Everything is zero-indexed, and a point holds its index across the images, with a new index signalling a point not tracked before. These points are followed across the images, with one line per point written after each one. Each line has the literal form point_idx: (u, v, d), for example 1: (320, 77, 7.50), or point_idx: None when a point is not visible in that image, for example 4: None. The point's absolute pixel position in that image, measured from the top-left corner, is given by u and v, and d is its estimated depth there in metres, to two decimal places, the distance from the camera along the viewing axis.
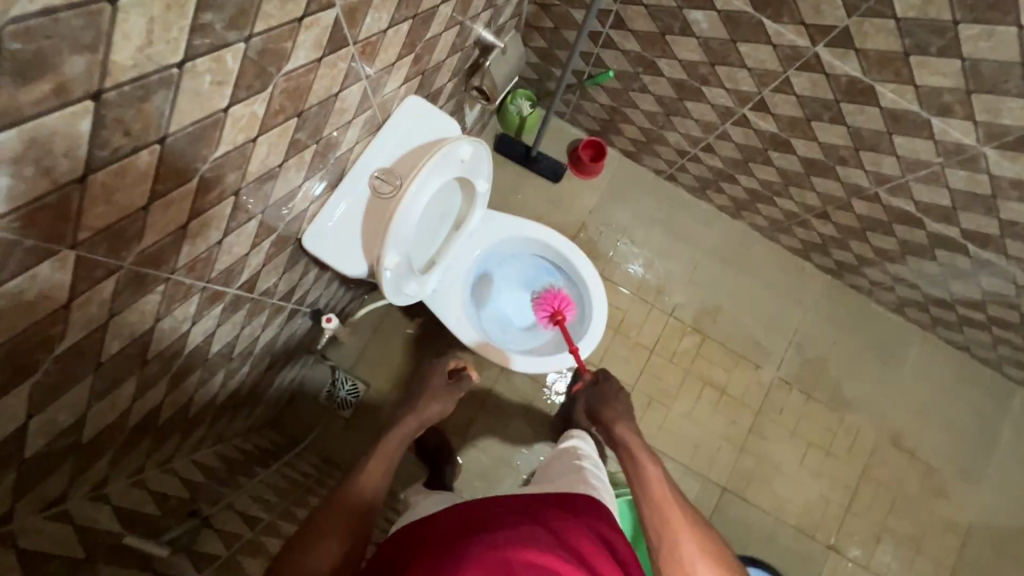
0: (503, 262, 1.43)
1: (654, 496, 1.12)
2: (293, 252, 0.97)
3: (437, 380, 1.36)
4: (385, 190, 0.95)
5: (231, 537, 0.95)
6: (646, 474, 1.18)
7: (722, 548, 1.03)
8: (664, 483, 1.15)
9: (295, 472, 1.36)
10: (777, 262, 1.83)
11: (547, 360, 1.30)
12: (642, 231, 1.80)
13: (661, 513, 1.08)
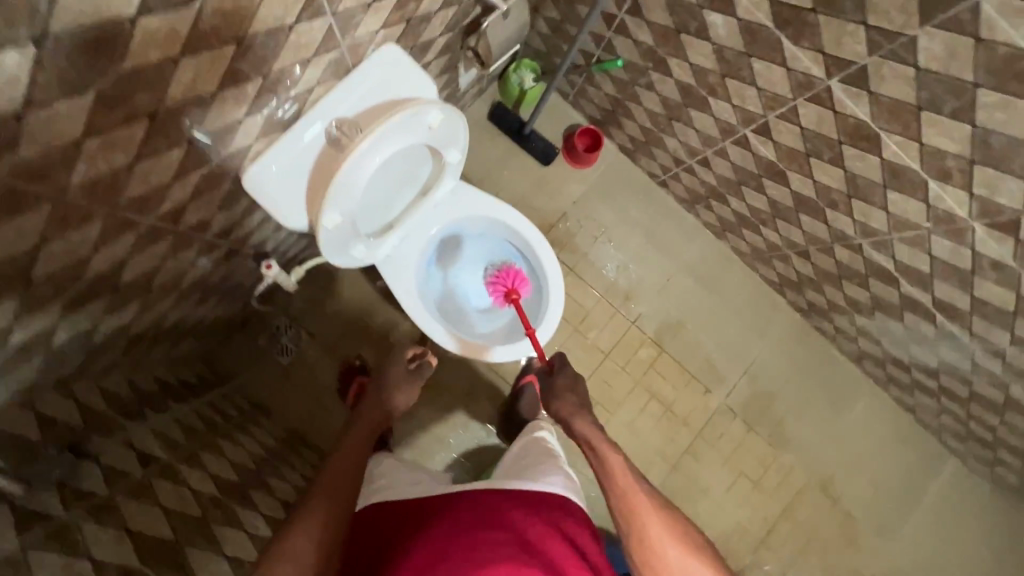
0: (468, 239, 1.37)
1: (618, 486, 1.09)
2: (230, 190, 0.91)
3: (399, 363, 1.34)
4: (345, 142, 0.89)
5: (116, 475, 0.94)
6: (609, 465, 1.14)
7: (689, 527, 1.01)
8: (627, 470, 1.12)
9: (217, 411, 1.33)
10: (751, 291, 1.79)
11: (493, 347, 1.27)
12: (622, 233, 1.75)
13: (626, 503, 1.05)
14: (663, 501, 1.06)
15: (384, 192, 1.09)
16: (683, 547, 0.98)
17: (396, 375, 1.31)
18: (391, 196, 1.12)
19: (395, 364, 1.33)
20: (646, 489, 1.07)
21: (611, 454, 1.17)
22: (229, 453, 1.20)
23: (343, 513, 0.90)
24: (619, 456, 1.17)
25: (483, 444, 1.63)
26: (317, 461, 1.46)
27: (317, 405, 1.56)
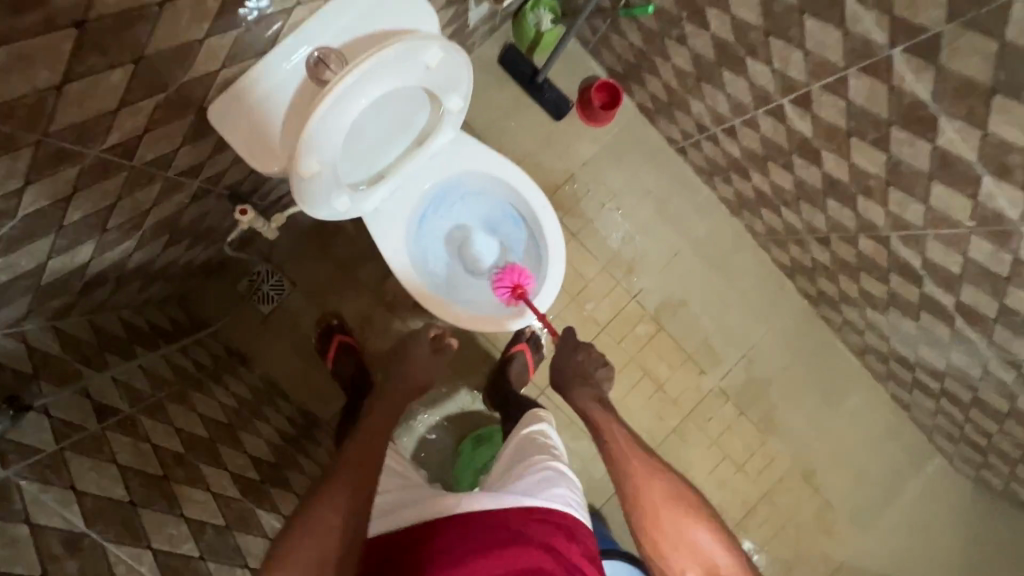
0: (465, 198, 1.28)
1: (621, 454, 1.18)
2: (195, 123, 0.80)
3: (421, 348, 1.33)
4: (327, 77, 0.79)
5: (68, 429, 0.83)
6: (612, 437, 1.24)
7: (685, 492, 1.10)
8: (628, 439, 1.22)
9: (191, 359, 1.26)
10: (760, 273, 1.71)
11: (484, 316, 1.19)
12: (632, 202, 1.63)
13: (630, 469, 1.14)
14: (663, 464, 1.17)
15: (374, 140, 0.99)
16: (684, 506, 1.08)
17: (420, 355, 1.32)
18: (382, 146, 1.02)
19: (418, 349, 1.33)
20: (647, 457, 1.17)
21: (613, 428, 1.26)
22: (198, 407, 1.12)
23: (375, 479, 0.90)
24: (620, 430, 1.25)
25: (467, 408, 1.60)
26: (298, 415, 1.43)
27: (299, 357, 1.50)
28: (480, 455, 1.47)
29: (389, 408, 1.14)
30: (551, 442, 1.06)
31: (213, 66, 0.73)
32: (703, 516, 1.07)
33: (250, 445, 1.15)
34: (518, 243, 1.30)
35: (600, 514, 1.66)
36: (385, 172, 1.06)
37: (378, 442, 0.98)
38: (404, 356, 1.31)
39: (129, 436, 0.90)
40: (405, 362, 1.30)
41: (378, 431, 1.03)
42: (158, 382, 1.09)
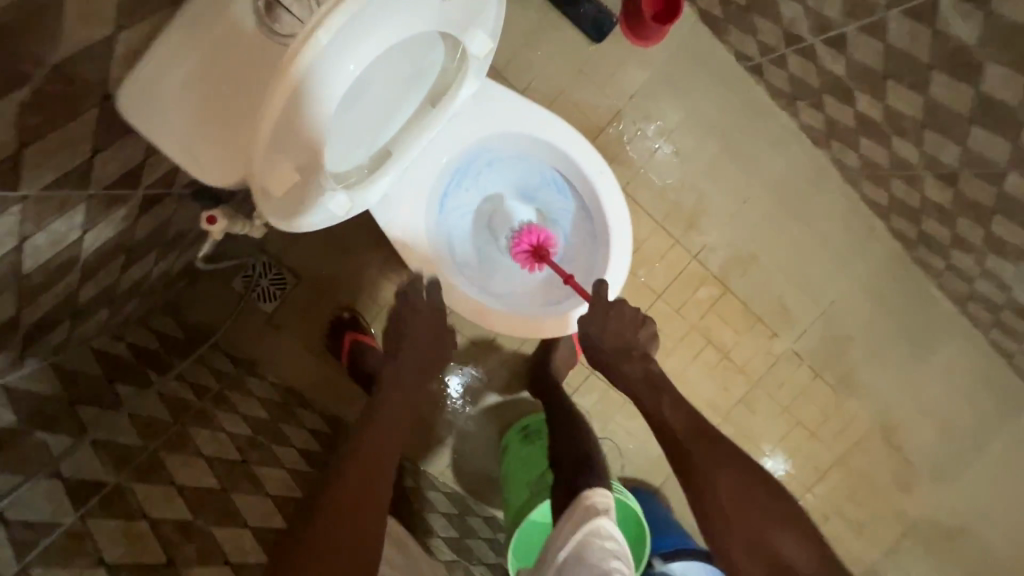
0: (494, 164, 1.01)
1: (682, 441, 0.92)
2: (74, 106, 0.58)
3: (423, 310, 0.97)
4: (285, 22, 0.65)
5: (32, 540, 0.72)
6: (666, 416, 0.96)
7: (753, 483, 0.86)
8: (688, 421, 0.95)
9: (189, 384, 1.08)
10: (846, 217, 1.42)
11: (527, 318, 0.97)
12: (691, 141, 1.33)
13: (698, 463, 0.89)
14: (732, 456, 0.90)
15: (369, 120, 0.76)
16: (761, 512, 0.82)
17: (418, 323, 0.99)
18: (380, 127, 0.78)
19: (420, 320, 0.98)
20: (713, 445, 0.91)
21: (669, 407, 0.98)
22: (203, 450, 0.93)
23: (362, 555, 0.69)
24: (677, 409, 0.97)
25: (506, 398, 1.42)
26: (325, 426, 1.25)
27: (315, 358, 1.31)
28: (526, 453, 1.27)
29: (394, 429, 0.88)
30: (607, 549, 0.80)
31: (106, 31, 0.56)
32: (787, 519, 0.83)
33: (268, 486, 0.95)
34: (567, 217, 1.03)
35: (659, 493, 1.53)
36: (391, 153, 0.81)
37: (369, 482, 0.77)
38: (406, 325, 0.99)
39: (116, 516, 0.78)
40: (408, 335, 0.99)
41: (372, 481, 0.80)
42: (150, 431, 0.93)
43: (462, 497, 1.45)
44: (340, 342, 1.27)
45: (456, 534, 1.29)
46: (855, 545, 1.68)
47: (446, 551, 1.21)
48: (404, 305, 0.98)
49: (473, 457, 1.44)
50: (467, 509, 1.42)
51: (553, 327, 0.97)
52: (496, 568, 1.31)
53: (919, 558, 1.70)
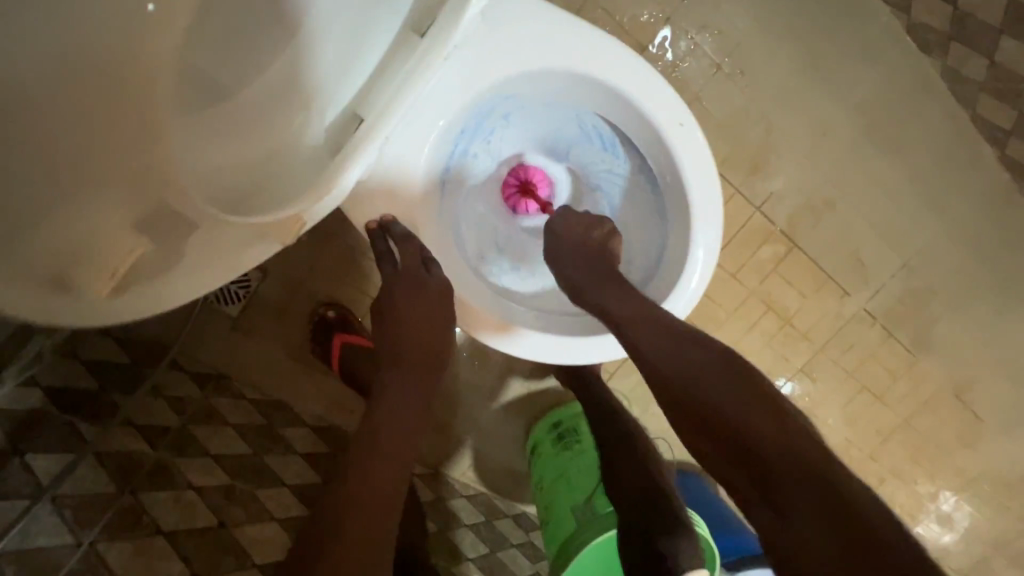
0: (513, 117, 0.79)
1: (664, 372, 0.63)
2: None
3: (409, 289, 0.69)
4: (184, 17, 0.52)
5: None
6: (645, 342, 0.66)
7: (723, 380, 0.59)
8: (672, 340, 0.65)
9: (139, 434, 0.83)
10: (957, 146, 1.10)
11: (578, 331, 0.76)
12: (762, 56, 1.03)
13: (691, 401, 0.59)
14: (739, 375, 0.59)
15: (264, 122, 0.60)
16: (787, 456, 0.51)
17: (407, 296, 0.69)
18: (288, 135, 0.61)
19: (409, 303, 0.69)
20: (709, 368, 0.61)
21: (631, 306, 0.70)
22: (163, 525, 0.73)
23: None
24: (658, 324, 0.67)
25: (532, 388, 1.21)
26: (321, 445, 1.07)
27: (296, 363, 1.13)
28: (563, 459, 1.06)
29: (390, 461, 0.61)
30: None
31: None
32: (759, 414, 0.55)
33: (255, 556, 0.78)
34: (617, 181, 0.82)
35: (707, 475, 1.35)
36: (386, 110, 0.55)
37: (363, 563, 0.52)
38: (390, 314, 0.71)
39: None
40: (393, 331, 0.70)
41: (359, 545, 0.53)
42: (87, 518, 0.68)
43: (488, 497, 1.27)
44: (327, 345, 1.05)
45: (487, 549, 1.12)
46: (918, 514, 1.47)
47: None
48: (387, 283, 0.70)
49: (498, 456, 1.25)
50: (495, 512, 1.25)
51: (587, 348, 0.75)
52: None
53: (990, 527, 1.48)
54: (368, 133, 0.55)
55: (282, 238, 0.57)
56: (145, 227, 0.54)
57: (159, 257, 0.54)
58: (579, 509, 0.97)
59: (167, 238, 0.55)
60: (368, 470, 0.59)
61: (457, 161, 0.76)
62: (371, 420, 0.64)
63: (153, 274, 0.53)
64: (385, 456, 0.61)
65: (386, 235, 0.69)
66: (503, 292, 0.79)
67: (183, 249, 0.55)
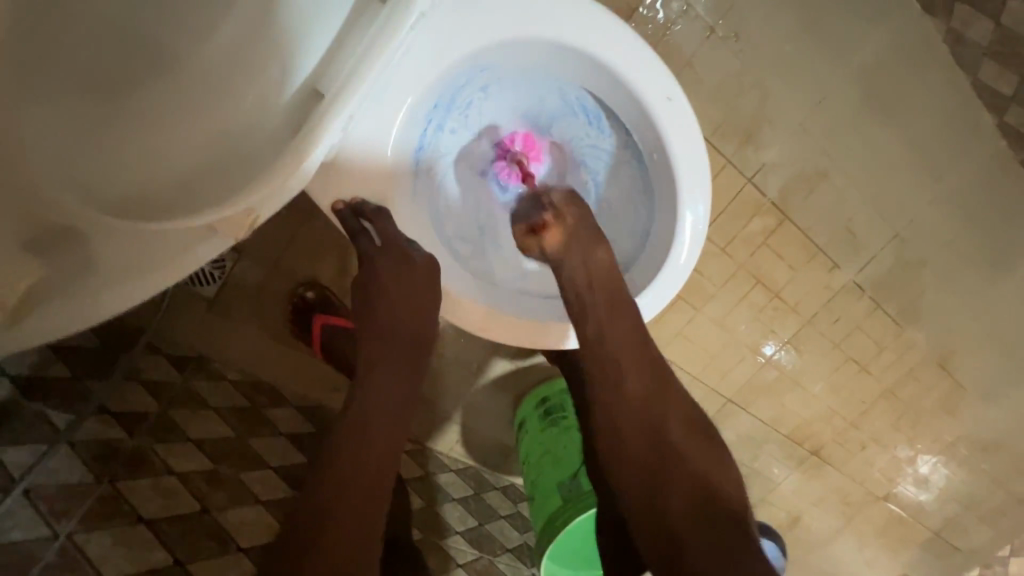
0: (489, 89, 0.74)
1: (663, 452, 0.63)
2: None
3: (395, 265, 0.66)
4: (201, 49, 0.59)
5: None
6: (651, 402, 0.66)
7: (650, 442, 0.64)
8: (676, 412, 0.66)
9: (113, 420, 0.81)
10: (956, 113, 1.06)
11: (562, 318, 0.75)
12: (760, 17, 0.97)
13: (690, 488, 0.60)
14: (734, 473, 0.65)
15: (192, 120, 0.58)
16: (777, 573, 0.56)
17: (390, 276, 0.66)
18: (223, 123, 0.58)
19: (394, 278, 0.66)
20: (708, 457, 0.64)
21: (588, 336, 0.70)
22: (144, 513, 0.72)
23: None
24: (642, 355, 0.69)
25: (518, 365, 1.19)
26: (305, 423, 1.08)
27: (278, 345, 1.11)
28: (546, 437, 1.07)
29: (386, 444, 0.59)
30: None
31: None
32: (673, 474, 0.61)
33: (241, 540, 0.78)
34: (602, 156, 0.79)
35: None
36: (350, 82, 0.50)
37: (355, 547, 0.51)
38: (376, 286, 0.66)
39: None
40: (379, 306, 0.66)
41: (350, 533, 0.52)
42: (64, 508, 0.66)
43: (476, 470, 1.28)
44: (306, 326, 1.03)
45: (475, 521, 1.13)
46: (898, 476, 1.50)
47: (468, 549, 1.06)
48: (369, 258, 0.66)
49: (487, 430, 1.26)
50: (484, 485, 1.26)
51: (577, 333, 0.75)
52: (519, 549, 1.18)
53: (964, 487, 1.52)
54: (331, 110, 0.49)
55: (234, 234, 0.51)
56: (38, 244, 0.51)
57: (59, 279, 0.52)
58: (565, 487, 0.98)
59: (68, 260, 0.52)
60: (352, 455, 0.56)
61: (431, 138, 0.72)
62: (360, 398, 0.61)
63: (51, 297, 0.51)
64: (370, 439, 0.58)
65: (364, 214, 0.66)
66: (484, 278, 0.77)
67: (81, 268, 0.52)
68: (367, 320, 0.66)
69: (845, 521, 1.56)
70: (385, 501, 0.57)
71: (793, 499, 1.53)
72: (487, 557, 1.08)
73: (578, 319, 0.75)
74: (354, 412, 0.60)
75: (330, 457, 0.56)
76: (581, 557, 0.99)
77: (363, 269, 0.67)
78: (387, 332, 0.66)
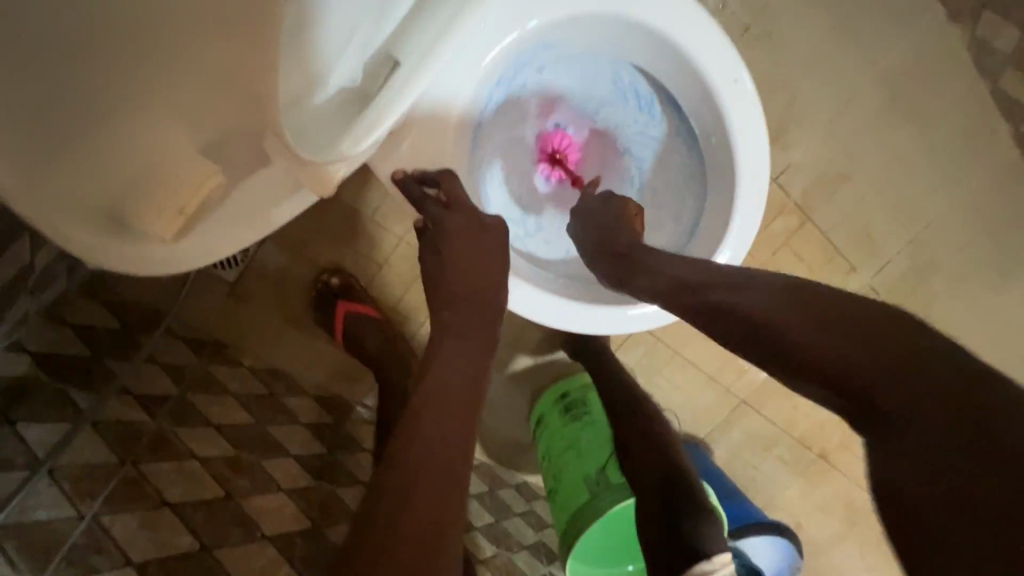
0: (548, 70, 0.78)
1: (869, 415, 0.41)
2: None
3: (463, 231, 0.67)
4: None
5: None
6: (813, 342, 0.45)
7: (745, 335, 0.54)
8: (861, 337, 0.43)
9: (136, 402, 0.78)
10: (975, 120, 1.08)
11: (609, 300, 0.75)
12: (791, 18, 1.00)
13: (936, 438, 0.36)
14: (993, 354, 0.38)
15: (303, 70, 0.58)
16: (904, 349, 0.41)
17: (460, 249, 0.66)
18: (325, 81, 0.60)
19: (461, 249, 0.66)
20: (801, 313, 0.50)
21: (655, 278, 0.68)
22: (168, 497, 0.69)
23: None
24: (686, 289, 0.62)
25: (539, 359, 1.18)
26: (325, 413, 1.06)
27: (301, 334, 1.09)
28: (569, 430, 1.06)
29: (461, 409, 0.57)
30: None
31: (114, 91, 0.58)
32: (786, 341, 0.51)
33: (265, 527, 0.75)
34: (650, 143, 0.83)
35: (704, 444, 1.41)
36: (434, 47, 0.53)
37: (438, 507, 0.49)
38: (441, 258, 0.67)
39: None
40: (450, 270, 0.66)
41: (438, 491, 0.50)
42: (88, 489, 0.64)
43: (491, 467, 1.26)
44: (330, 313, 1.01)
45: (492, 518, 1.11)
46: None
47: (486, 546, 1.04)
48: (431, 229, 0.68)
49: (503, 426, 1.24)
50: (498, 481, 1.23)
51: (622, 319, 0.75)
52: (535, 548, 1.16)
53: None
54: (415, 76, 0.52)
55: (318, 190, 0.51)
56: (205, 146, 0.65)
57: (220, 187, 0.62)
58: (593, 480, 0.97)
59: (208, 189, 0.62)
60: (435, 418, 0.55)
61: (489, 114, 0.75)
62: (432, 368, 0.59)
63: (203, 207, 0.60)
64: (451, 402, 0.57)
65: (429, 193, 0.68)
66: (529, 261, 0.79)
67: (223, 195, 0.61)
68: (436, 289, 0.66)
69: (851, 532, 1.51)
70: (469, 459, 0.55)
71: (803, 509, 1.48)
72: (505, 554, 1.06)
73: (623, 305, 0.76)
74: (425, 380, 0.58)
75: (405, 424, 0.55)
76: (607, 547, 0.99)
77: (429, 234, 0.69)
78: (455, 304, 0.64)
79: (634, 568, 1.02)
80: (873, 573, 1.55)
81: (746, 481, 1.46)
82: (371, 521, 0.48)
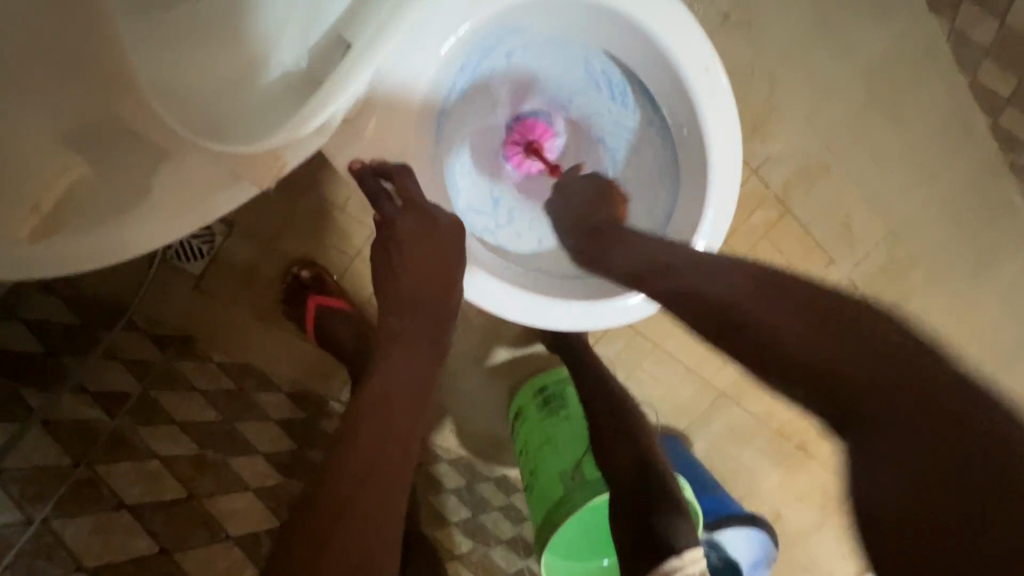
0: (515, 56, 0.76)
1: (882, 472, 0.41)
2: None
3: (418, 227, 0.66)
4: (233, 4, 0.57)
5: None
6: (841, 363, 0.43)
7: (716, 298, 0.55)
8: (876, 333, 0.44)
9: (92, 400, 0.76)
10: (952, 113, 1.08)
11: (578, 297, 0.74)
12: (771, 7, 0.99)
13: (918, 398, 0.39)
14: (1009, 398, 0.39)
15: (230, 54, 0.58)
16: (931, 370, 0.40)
17: (414, 246, 0.65)
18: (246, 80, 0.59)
19: (417, 244, 0.65)
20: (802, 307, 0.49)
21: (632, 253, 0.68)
22: (127, 498, 0.66)
23: None
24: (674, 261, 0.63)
25: (517, 353, 1.17)
26: (295, 410, 1.03)
27: (271, 328, 1.06)
28: (544, 424, 1.05)
29: (409, 411, 0.56)
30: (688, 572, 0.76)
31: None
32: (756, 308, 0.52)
33: (230, 528, 0.74)
34: (623, 134, 0.82)
35: (683, 436, 1.41)
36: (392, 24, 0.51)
37: (377, 514, 0.49)
38: (396, 254, 0.65)
39: None
40: (400, 271, 0.65)
41: (377, 498, 0.50)
42: (38, 492, 0.61)
43: (468, 461, 1.24)
44: (299, 307, 0.98)
45: (469, 513, 1.10)
46: None
47: (462, 541, 1.03)
48: (388, 223, 0.66)
49: (480, 420, 1.22)
50: (476, 476, 1.22)
51: (594, 315, 0.74)
52: (512, 543, 1.15)
53: None
54: (366, 57, 0.50)
55: (257, 180, 0.52)
56: (69, 142, 0.52)
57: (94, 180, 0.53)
58: (568, 476, 0.96)
59: (95, 187, 0.52)
60: (380, 420, 0.54)
61: (455, 101, 0.73)
62: (380, 372, 0.58)
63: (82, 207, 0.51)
64: (397, 404, 0.56)
65: (393, 184, 0.66)
66: (498, 254, 0.78)
67: (109, 178, 0.52)
68: (390, 290, 0.65)
69: (826, 521, 1.52)
70: (408, 473, 0.54)
71: (781, 499, 1.49)
72: (482, 550, 1.06)
73: (594, 301, 0.74)
74: (374, 383, 0.57)
75: (353, 430, 0.54)
76: (581, 542, 0.98)
77: (383, 231, 0.67)
78: (408, 298, 0.64)
79: (609, 563, 1.02)
80: (848, 561, 1.57)
81: (724, 472, 1.47)
82: (295, 540, 0.47)
